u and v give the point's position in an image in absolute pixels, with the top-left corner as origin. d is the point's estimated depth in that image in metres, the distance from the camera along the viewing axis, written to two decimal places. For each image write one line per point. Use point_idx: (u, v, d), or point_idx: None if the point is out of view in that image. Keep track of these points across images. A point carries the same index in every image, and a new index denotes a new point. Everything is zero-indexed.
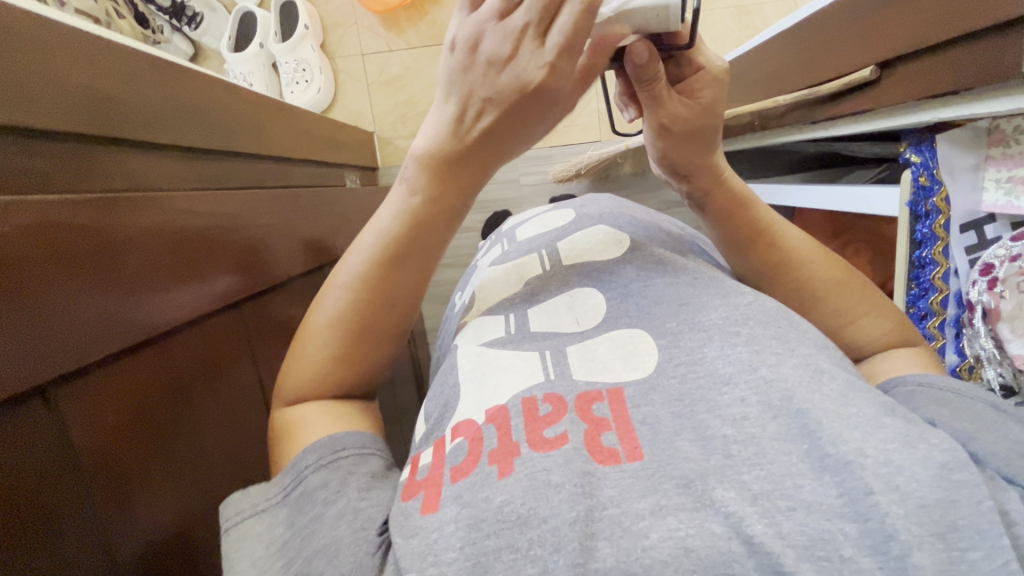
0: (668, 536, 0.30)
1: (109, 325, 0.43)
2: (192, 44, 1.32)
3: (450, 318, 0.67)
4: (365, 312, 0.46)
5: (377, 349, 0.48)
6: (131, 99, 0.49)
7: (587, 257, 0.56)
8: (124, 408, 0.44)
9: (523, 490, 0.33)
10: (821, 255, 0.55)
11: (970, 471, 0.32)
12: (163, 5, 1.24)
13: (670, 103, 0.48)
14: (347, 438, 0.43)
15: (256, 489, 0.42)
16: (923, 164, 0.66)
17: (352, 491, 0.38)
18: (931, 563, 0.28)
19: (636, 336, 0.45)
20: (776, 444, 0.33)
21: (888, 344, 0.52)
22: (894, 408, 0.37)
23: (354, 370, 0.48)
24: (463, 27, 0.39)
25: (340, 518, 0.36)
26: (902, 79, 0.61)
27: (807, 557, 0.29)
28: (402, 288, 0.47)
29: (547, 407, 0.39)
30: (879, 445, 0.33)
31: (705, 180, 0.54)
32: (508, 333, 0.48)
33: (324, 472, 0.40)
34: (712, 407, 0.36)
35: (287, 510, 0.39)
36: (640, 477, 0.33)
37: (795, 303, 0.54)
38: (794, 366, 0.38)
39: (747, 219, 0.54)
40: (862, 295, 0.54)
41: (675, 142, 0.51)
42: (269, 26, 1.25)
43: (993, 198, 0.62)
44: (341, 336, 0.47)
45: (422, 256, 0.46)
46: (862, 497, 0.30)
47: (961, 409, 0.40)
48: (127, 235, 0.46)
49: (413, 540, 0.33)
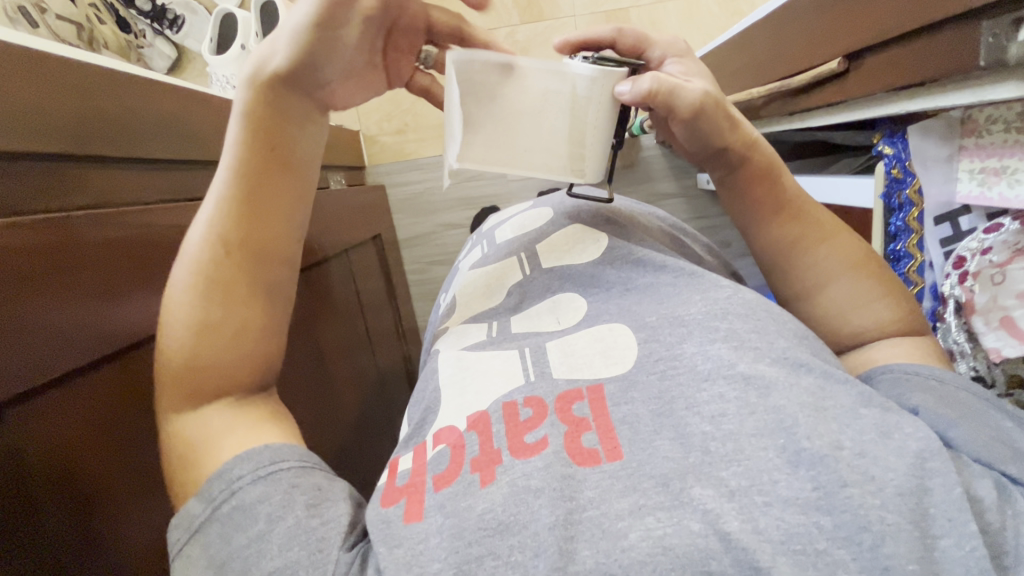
0: (647, 535, 0.30)
1: (71, 346, 0.43)
2: (175, 47, 1.22)
3: (434, 319, 0.65)
4: (202, 248, 0.41)
5: (233, 313, 0.41)
6: (87, 112, 0.48)
7: (566, 259, 0.55)
8: (82, 425, 0.43)
9: (504, 497, 0.33)
10: (842, 230, 0.53)
11: (944, 459, 0.32)
12: (144, 8, 1.14)
13: (687, 95, 0.47)
14: (288, 449, 0.39)
15: (187, 508, 0.38)
16: (895, 155, 0.70)
17: (301, 510, 0.36)
18: (904, 552, 0.29)
19: (615, 330, 0.45)
20: (754, 440, 0.34)
21: (891, 329, 0.50)
22: (871, 397, 0.37)
23: (211, 330, 0.41)
24: None
25: (291, 538, 0.34)
26: (868, 73, 0.62)
27: (783, 551, 0.29)
28: (245, 236, 0.42)
29: (528, 411, 0.39)
30: (855, 436, 0.34)
31: (741, 149, 0.51)
32: (489, 336, 0.49)
33: (263, 485, 0.36)
34: (691, 404, 0.37)
35: (219, 527, 0.36)
36: (620, 477, 0.34)
37: (794, 286, 0.53)
38: (771, 362, 0.38)
39: (774, 187, 0.53)
40: (878, 277, 0.52)
41: (710, 118, 0.49)
42: (250, 26, 1.12)
43: (966, 189, 0.60)
44: (195, 299, 0.41)
45: (257, 177, 0.42)
46: (836, 490, 0.31)
47: (946, 397, 0.40)
48: (83, 251, 0.45)
49: (398, 550, 0.33)
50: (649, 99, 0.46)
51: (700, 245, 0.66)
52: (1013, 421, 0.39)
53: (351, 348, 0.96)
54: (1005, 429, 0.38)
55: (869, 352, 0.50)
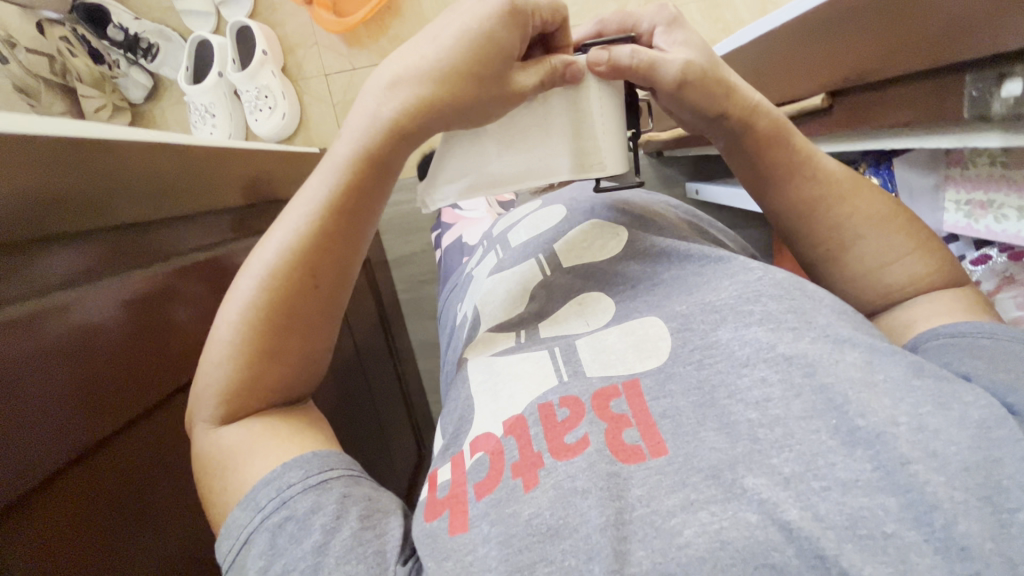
0: (703, 530, 0.29)
1: (57, 441, 0.38)
2: (151, 77, 1.25)
3: (454, 331, 0.63)
4: (268, 268, 0.43)
5: (280, 366, 0.44)
6: (81, 190, 0.44)
7: (586, 257, 0.54)
8: (83, 506, 0.40)
9: (551, 501, 0.33)
10: (861, 185, 0.51)
11: (1010, 427, 0.30)
12: (117, 39, 1.15)
13: (664, 68, 0.44)
14: (334, 458, 0.41)
15: (233, 524, 0.37)
16: (883, 184, 0.69)
17: (356, 521, 0.36)
18: (979, 531, 0.27)
19: (647, 322, 0.44)
20: (804, 423, 0.32)
21: (930, 281, 0.48)
22: (923, 367, 0.35)
23: (262, 355, 0.43)
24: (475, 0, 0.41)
25: (348, 551, 0.34)
26: (857, 106, 0.60)
27: (849, 538, 0.28)
28: (309, 297, 0.44)
29: (565, 411, 0.38)
30: (910, 410, 0.32)
31: (738, 115, 0.48)
32: (518, 341, 0.48)
33: (313, 494, 0.37)
34: (733, 392, 0.35)
35: (269, 536, 0.36)
36: (667, 473, 0.33)
37: (824, 248, 0.51)
38: (812, 340, 0.36)
39: (783, 151, 0.50)
40: (908, 230, 0.50)
41: (697, 89, 0.46)
42: (228, 54, 1.15)
43: (952, 219, 0.61)
44: (251, 343, 0.43)
45: (333, 238, 0.44)
46: (899, 469, 0.29)
47: (998, 355, 0.38)
48: (64, 338, 0.40)
49: (446, 563, 0.32)
50: (631, 73, 0.43)
51: (718, 229, 0.64)
52: None
53: (342, 373, 0.93)
54: None
55: (908, 308, 0.48)
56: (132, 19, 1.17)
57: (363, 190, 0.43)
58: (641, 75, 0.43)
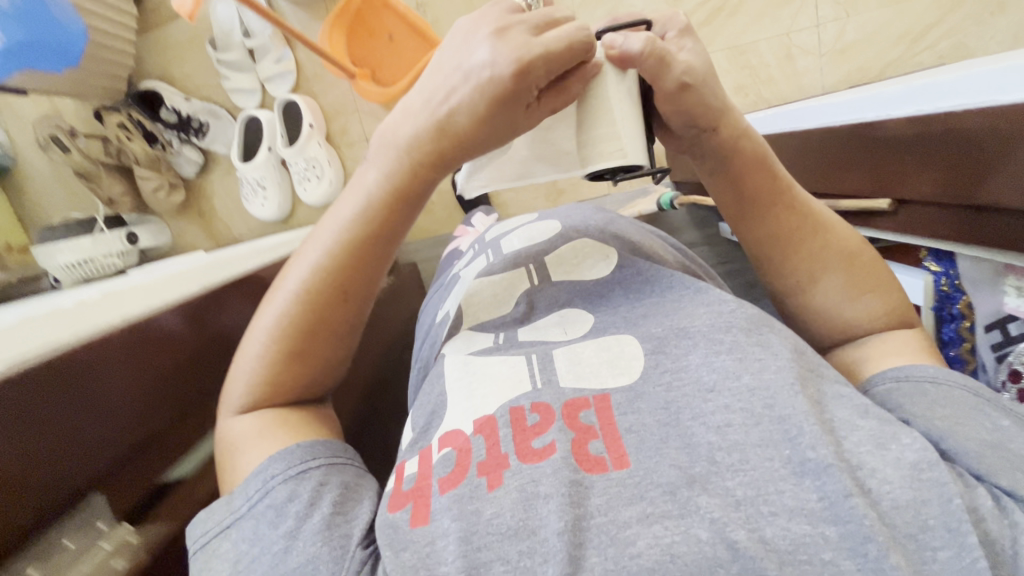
0: (655, 542, 0.31)
1: None
2: (204, 152, 1.23)
3: (432, 326, 0.64)
4: (301, 285, 0.46)
5: (310, 370, 0.47)
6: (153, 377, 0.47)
7: (573, 274, 0.55)
8: None
9: (513, 503, 0.33)
10: (835, 223, 0.54)
11: (941, 471, 0.33)
12: (170, 120, 1.16)
13: (671, 66, 0.44)
14: (318, 448, 0.43)
15: (216, 508, 0.40)
16: (943, 271, 0.65)
17: (329, 508, 0.38)
18: (904, 563, 0.29)
19: (623, 341, 0.45)
20: (759, 450, 0.34)
21: (888, 325, 0.51)
22: (868, 408, 0.38)
23: (291, 357, 0.46)
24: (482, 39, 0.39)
25: (317, 536, 0.36)
26: (922, 217, 0.60)
27: (789, 561, 0.30)
28: (337, 312, 0.47)
29: (535, 417, 0.39)
30: (853, 448, 0.35)
31: (731, 133, 0.49)
32: (496, 344, 0.49)
33: (291, 483, 0.39)
34: (697, 414, 0.37)
35: (251, 523, 0.38)
36: (627, 485, 0.34)
37: (797, 276, 0.54)
38: (776, 371, 0.38)
39: (769, 178, 0.52)
40: (874, 271, 0.53)
41: (695, 99, 0.46)
42: (275, 126, 1.13)
43: (1015, 303, 0.56)
44: (282, 351, 0.46)
45: (359, 259, 0.46)
46: (841, 500, 0.31)
47: (939, 400, 0.41)
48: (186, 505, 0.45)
49: (404, 553, 0.33)
50: (643, 61, 0.43)
51: (699, 259, 0.65)
52: (1009, 419, 0.40)
53: None
54: (1000, 429, 0.39)
55: (864, 347, 0.51)
56: (183, 100, 1.16)
57: (393, 220, 0.45)
58: (650, 66, 0.44)
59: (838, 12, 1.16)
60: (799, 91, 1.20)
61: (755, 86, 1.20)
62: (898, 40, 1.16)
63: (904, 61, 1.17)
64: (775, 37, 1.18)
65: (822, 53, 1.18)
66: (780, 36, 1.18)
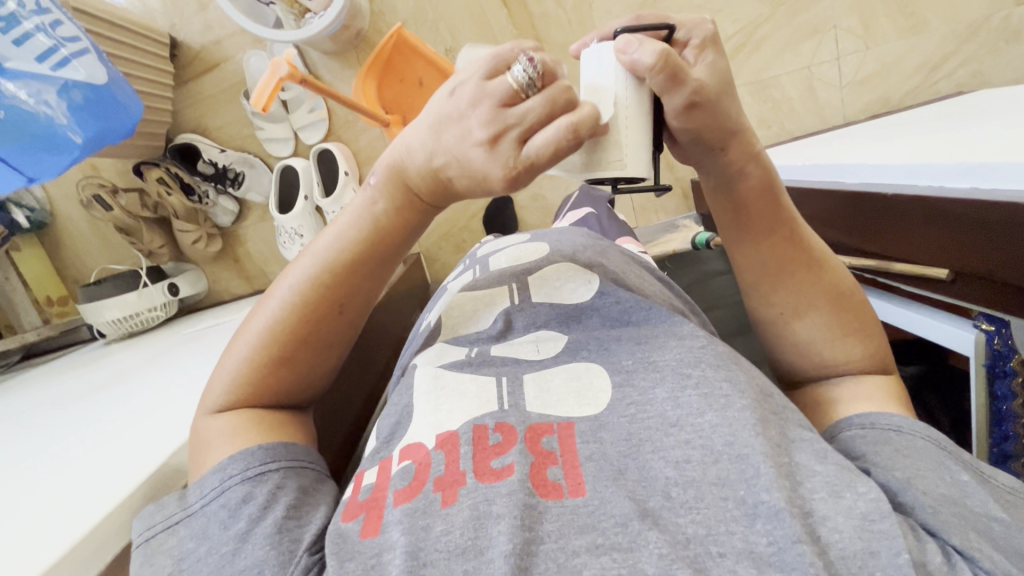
0: (601, 574, 0.31)
1: None
2: (238, 202, 1.24)
3: (414, 337, 0.63)
4: (296, 293, 0.47)
5: (297, 375, 0.49)
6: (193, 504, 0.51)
7: (556, 296, 0.55)
8: None
9: (465, 522, 0.33)
10: (830, 258, 0.54)
11: (891, 522, 0.33)
12: (207, 172, 1.17)
13: (687, 78, 0.41)
14: (279, 450, 0.43)
15: (167, 502, 0.41)
16: (998, 333, 0.61)
17: (281, 510, 0.38)
18: None
19: (593, 371, 0.45)
20: (714, 489, 0.35)
21: (861, 369, 0.52)
22: (827, 454, 0.38)
23: (274, 365, 0.47)
24: (483, 122, 0.36)
25: (263, 538, 0.36)
26: (982, 291, 0.60)
27: None
28: (329, 323, 0.48)
29: (498, 436, 0.39)
30: (807, 493, 0.35)
31: (742, 152, 0.47)
32: (469, 357, 0.49)
33: (247, 485, 0.40)
34: (657, 448, 0.37)
35: (203, 521, 0.39)
36: (580, 514, 0.34)
37: (785, 308, 0.54)
38: (740, 410, 0.38)
39: (771, 208, 0.51)
40: (857, 313, 0.53)
41: (709, 116, 0.43)
42: (311, 177, 1.15)
43: None
44: (271, 355, 0.47)
45: (355, 277, 0.47)
46: (789, 545, 0.31)
47: (902, 449, 0.41)
48: None
49: (349, 564, 0.33)
50: (654, 74, 0.40)
51: (682, 292, 0.64)
52: (968, 473, 0.40)
53: None
54: (960, 484, 0.39)
55: (837, 390, 0.52)
56: (219, 152, 1.17)
57: (392, 243, 0.47)
58: (660, 81, 0.40)
59: (859, 46, 1.17)
60: (821, 123, 1.24)
61: (778, 120, 1.25)
62: (915, 71, 1.17)
63: (923, 90, 1.18)
64: (797, 71, 1.21)
65: (843, 84, 1.20)
66: (802, 69, 1.21)
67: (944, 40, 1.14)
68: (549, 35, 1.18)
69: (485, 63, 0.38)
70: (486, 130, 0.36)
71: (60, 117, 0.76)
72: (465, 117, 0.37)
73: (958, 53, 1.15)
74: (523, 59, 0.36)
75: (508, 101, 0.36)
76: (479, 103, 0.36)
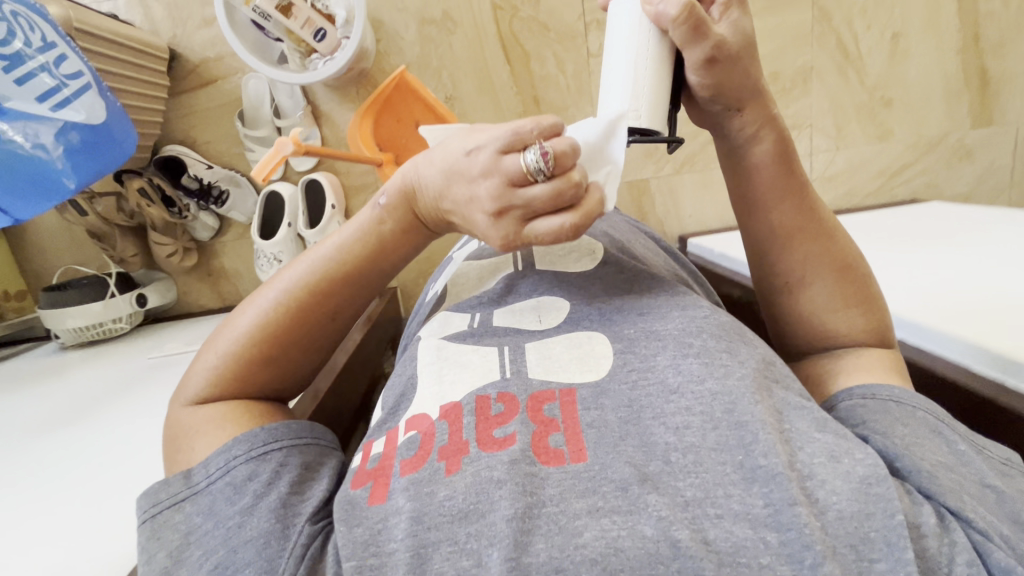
0: (601, 535, 0.31)
1: None
2: (219, 218, 1.20)
3: (421, 306, 0.64)
4: (289, 294, 0.48)
5: (281, 373, 0.50)
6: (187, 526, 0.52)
7: (559, 264, 0.55)
8: None
9: (467, 487, 0.34)
10: (840, 228, 0.53)
11: (888, 486, 0.34)
12: (191, 187, 1.13)
13: (711, 31, 0.44)
14: (280, 430, 0.44)
15: (174, 479, 0.42)
16: None
17: (285, 486, 0.39)
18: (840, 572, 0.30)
19: (594, 339, 0.45)
20: (713, 454, 0.35)
21: (863, 337, 0.52)
22: (827, 423, 0.38)
23: (262, 363, 0.48)
24: (492, 191, 0.39)
25: (269, 512, 0.37)
26: None
27: (727, 563, 0.30)
28: (320, 328, 0.49)
29: (500, 407, 0.40)
30: (806, 458, 0.35)
31: (759, 112, 0.49)
32: (470, 327, 0.49)
33: (252, 464, 0.41)
34: (658, 415, 0.38)
35: (210, 499, 0.40)
36: (581, 479, 0.35)
37: (791, 275, 0.54)
38: (740, 379, 0.39)
39: (780, 179, 0.51)
40: (863, 285, 0.52)
41: (731, 68, 0.46)
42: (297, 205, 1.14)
43: None
44: (260, 351, 0.48)
45: (352, 289, 0.48)
46: (785, 508, 0.32)
47: (902, 418, 0.42)
48: None
49: (358, 529, 0.34)
50: (680, 24, 0.43)
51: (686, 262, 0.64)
52: (965, 442, 0.40)
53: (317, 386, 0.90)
54: (958, 453, 0.39)
55: (840, 359, 0.52)
56: (205, 168, 1.14)
57: (391, 260, 0.48)
58: (684, 31, 0.44)
59: (831, 145, 1.22)
60: None
61: None
62: (876, 175, 1.25)
63: (883, 193, 1.26)
64: None
65: (813, 177, 1.23)
66: None
67: (906, 150, 1.24)
68: (547, 97, 1.16)
69: (506, 134, 0.39)
70: (492, 204, 0.39)
71: (58, 161, 0.80)
72: (476, 184, 0.40)
73: (918, 163, 1.25)
74: (540, 146, 0.37)
75: (519, 182, 0.38)
76: (492, 175, 0.38)
